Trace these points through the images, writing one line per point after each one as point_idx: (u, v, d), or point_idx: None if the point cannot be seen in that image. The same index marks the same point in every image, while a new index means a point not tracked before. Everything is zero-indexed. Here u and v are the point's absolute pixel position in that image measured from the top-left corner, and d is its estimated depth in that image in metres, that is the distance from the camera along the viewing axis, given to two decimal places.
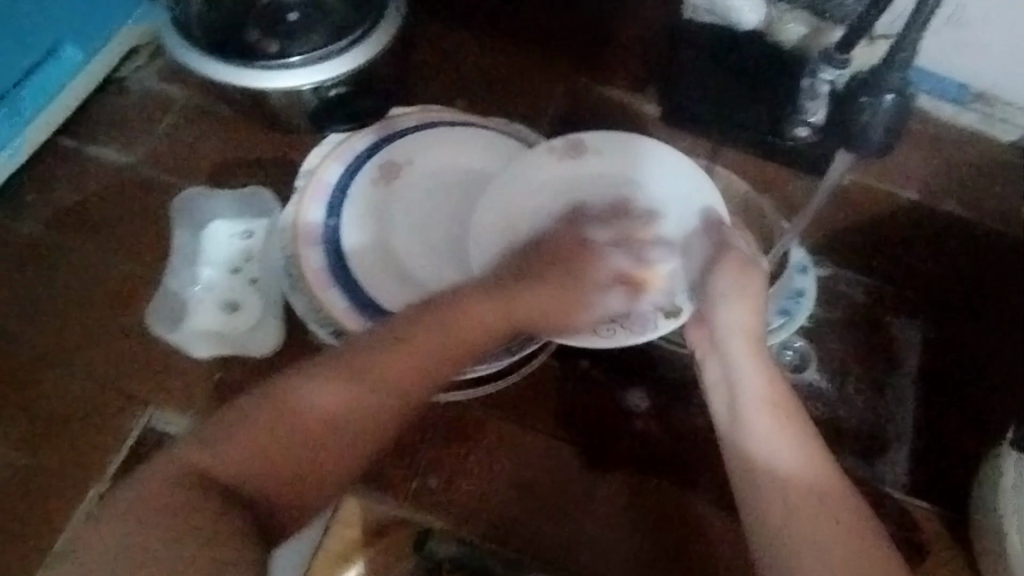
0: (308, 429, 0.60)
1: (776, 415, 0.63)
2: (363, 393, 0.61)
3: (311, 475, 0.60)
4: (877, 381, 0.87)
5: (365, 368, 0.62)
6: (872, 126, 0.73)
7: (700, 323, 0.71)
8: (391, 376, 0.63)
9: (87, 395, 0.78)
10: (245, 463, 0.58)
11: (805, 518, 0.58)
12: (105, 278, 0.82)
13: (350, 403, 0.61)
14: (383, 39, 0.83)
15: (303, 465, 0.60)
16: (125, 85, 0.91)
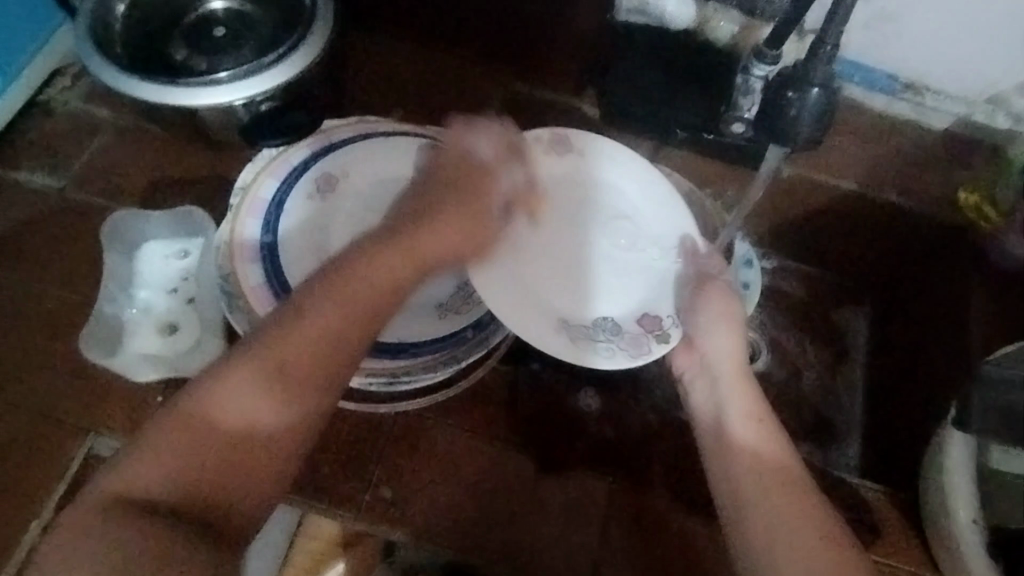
0: (209, 421, 0.56)
1: (759, 429, 0.64)
2: (276, 402, 0.57)
3: (223, 477, 0.55)
4: (826, 366, 0.89)
5: (275, 366, 0.58)
6: (800, 118, 0.80)
7: (687, 348, 0.72)
8: (293, 361, 0.58)
9: (29, 426, 0.77)
10: (161, 472, 0.54)
11: (780, 523, 0.58)
12: (42, 304, 0.81)
13: (275, 414, 0.57)
14: (314, 49, 0.80)
15: (201, 466, 0.55)
16: (52, 106, 0.91)
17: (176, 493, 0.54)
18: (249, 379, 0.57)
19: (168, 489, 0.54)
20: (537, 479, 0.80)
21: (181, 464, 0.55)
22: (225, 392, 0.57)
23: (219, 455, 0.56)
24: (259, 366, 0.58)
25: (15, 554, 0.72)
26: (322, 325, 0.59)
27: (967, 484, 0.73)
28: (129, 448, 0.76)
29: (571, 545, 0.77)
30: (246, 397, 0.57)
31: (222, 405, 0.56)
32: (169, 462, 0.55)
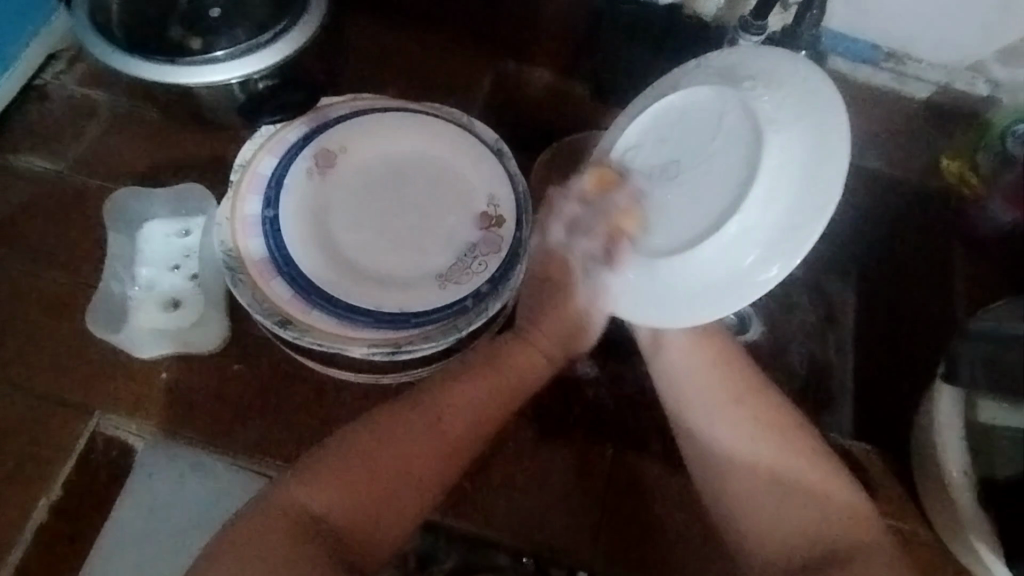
0: (383, 459, 0.62)
1: (766, 433, 0.64)
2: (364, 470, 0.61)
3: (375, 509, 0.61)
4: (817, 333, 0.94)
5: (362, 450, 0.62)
6: (787, 81, 0.86)
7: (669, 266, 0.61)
8: (461, 413, 0.65)
9: (32, 405, 0.77)
10: (331, 497, 0.60)
11: (783, 498, 0.63)
12: (43, 286, 0.82)
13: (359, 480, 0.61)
14: (308, 27, 0.82)
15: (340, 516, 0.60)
16: (48, 91, 0.92)
17: (342, 515, 0.60)
18: (412, 440, 0.63)
19: (334, 510, 0.60)
20: (538, 445, 0.82)
21: (352, 488, 0.61)
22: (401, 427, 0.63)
23: (378, 494, 0.61)
24: (429, 427, 0.63)
25: (24, 530, 0.73)
26: (481, 397, 0.66)
27: (956, 438, 0.76)
28: (136, 425, 0.77)
29: (570, 509, 0.80)
30: (415, 455, 0.62)
31: (394, 449, 0.62)
32: (346, 484, 0.61)
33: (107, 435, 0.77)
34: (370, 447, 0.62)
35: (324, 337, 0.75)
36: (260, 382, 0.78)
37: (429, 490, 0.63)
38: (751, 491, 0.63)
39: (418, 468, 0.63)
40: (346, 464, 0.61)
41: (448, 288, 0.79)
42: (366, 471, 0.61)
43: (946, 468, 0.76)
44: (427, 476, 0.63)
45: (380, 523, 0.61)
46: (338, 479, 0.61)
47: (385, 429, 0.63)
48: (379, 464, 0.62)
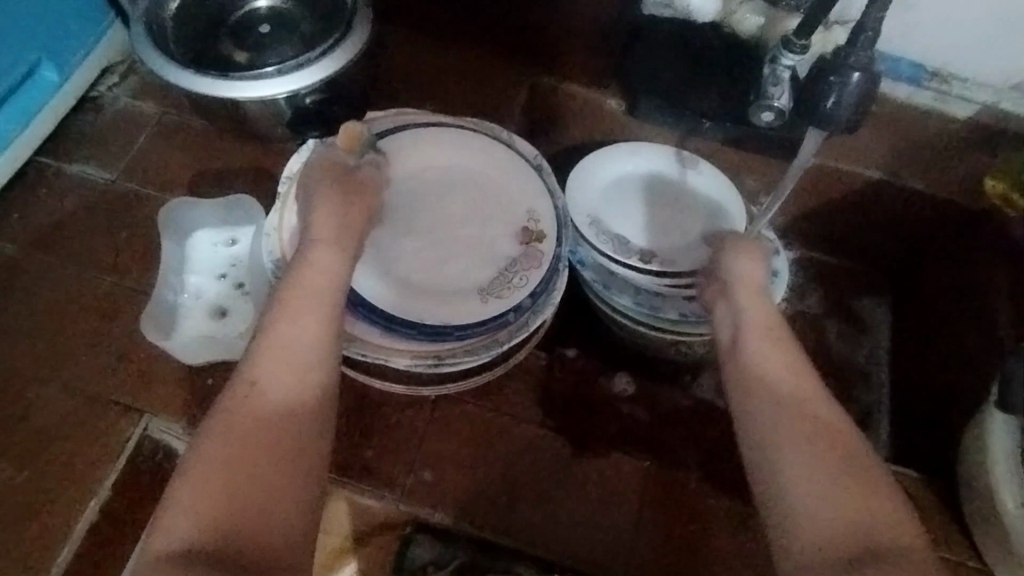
0: (240, 470, 0.55)
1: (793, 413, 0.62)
2: (223, 481, 0.54)
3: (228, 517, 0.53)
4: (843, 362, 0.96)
5: (214, 461, 0.55)
6: (838, 105, 0.81)
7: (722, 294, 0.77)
8: (273, 379, 0.61)
9: (82, 408, 0.79)
10: (185, 515, 0.52)
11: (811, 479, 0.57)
12: (95, 292, 0.84)
13: (214, 491, 0.54)
14: (356, 45, 0.83)
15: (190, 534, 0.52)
16: (102, 102, 0.95)
17: (202, 538, 0.52)
18: (250, 409, 0.59)
19: (191, 531, 0.52)
20: (574, 459, 0.82)
21: (220, 475, 0.55)
22: (241, 425, 0.58)
23: (235, 501, 0.54)
24: (255, 393, 0.60)
25: (73, 529, 0.74)
26: (296, 339, 0.63)
27: (1009, 465, 0.75)
28: (182, 428, 0.79)
29: (606, 522, 0.79)
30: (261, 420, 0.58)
31: (233, 453, 0.56)
32: (209, 505, 0.53)
33: (155, 438, 0.79)
34: (217, 444, 0.56)
35: (370, 349, 0.76)
36: None
37: (304, 446, 0.58)
38: (780, 428, 0.61)
39: (269, 432, 0.58)
40: (200, 478, 0.54)
41: (490, 302, 0.79)
42: (225, 481, 0.54)
43: (998, 494, 0.75)
44: (292, 429, 0.58)
45: (270, 507, 0.54)
46: (196, 487, 0.54)
47: (238, 415, 0.58)
48: (234, 452, 0.56)
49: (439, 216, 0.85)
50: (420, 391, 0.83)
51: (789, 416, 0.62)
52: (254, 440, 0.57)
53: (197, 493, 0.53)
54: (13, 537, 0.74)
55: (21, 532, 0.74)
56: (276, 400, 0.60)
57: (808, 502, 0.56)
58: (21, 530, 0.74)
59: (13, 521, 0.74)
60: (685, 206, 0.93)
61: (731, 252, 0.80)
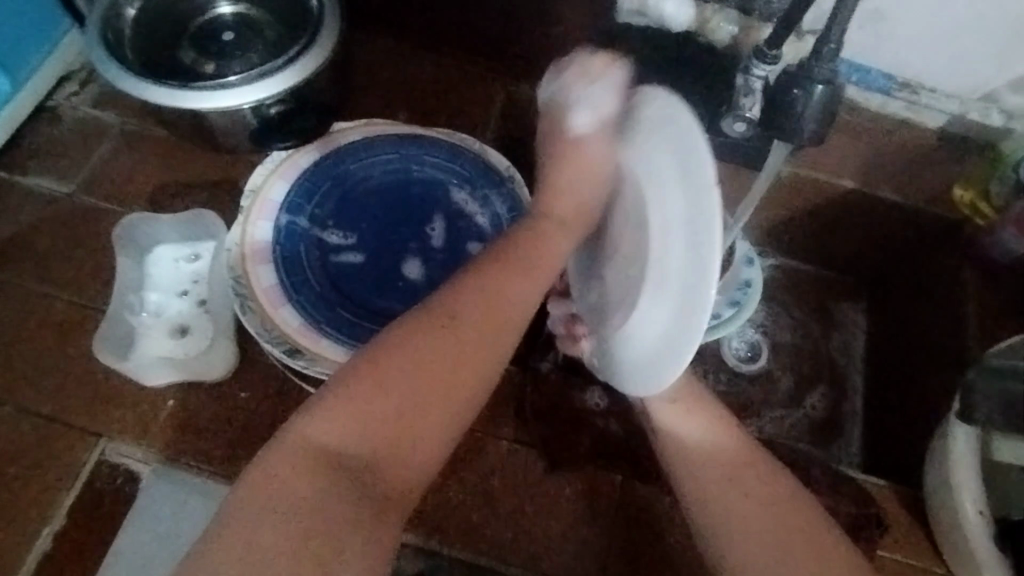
0: (394, 394, 0.59)
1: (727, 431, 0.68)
2: (374, 399, 0.58)
3: (395, 440, 0.58)
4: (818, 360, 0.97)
5: (388, 358, 0.60)
6: (805, 117, 0.78)
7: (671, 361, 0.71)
8: (467, 315, 0.63)
9: (38, 430, 0.76)
10: (342, 431, 0.58)
11: (767, 536, 0.61)
12: (50, 309, 0.81)
13: (341, 424, 0.58)
14: (322, 52, 0.81)
15: (336, 441, 0.57)
16: (60, 112, 0.92)
17: (352, 456, 0.57)
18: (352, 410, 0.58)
19: (336, 439, 0.57)
20: (547, 476, 0.80)
21: (337, 442, 0.57)
22: (416, 346, 0.60)
23: (374, 423, 0.58)
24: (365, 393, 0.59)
25: (27, 557, 0.72)
26: (509, 294, 0.64)
27: (970, 477, 0.75)
28: (141, 451, 0.76)
29: (579, 539, 0.78)
30: (390, 381, 0.59)
31: (396, 374, 0.59)
32: (355, 421, 0.58)
33: (111, 461, 0.76)
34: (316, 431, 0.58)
35: (334, 367, 0.75)
36: (271, 406, 0.78)
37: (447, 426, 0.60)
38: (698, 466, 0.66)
39: (406, 411, 0.59)
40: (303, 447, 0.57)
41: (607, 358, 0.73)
42: (376, 400, 0.59)
43: (960, 505, 0.75)
44: (416, 417, 0.59)
45: (394, 457, 0.58)
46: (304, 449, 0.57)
47: (414, 345, 0.61)
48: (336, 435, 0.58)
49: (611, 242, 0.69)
50: None
51: (739, 493, 0.64)
52: (401, 416, 0.59)
53: (348, 395, 0.58)
54: None
55: None
56: (465, 352, 0.61)
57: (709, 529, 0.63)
58: None
59: None
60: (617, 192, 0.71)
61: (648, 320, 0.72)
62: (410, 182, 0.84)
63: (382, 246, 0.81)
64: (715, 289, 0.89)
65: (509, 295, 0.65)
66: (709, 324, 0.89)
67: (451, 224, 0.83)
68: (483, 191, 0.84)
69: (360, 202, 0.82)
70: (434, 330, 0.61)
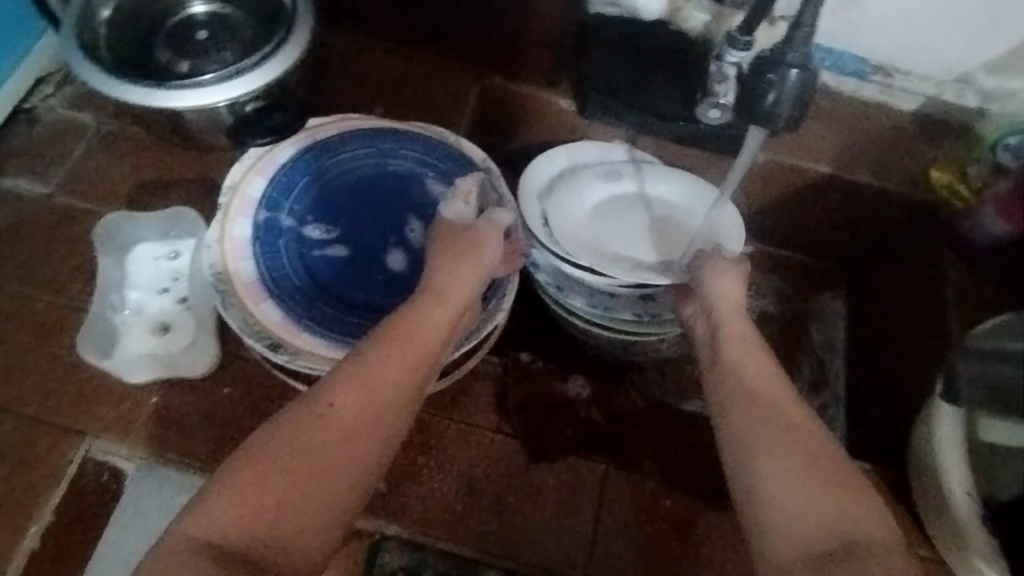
0: (301, 451, 0.57)
1: (748, 351, 0.67)
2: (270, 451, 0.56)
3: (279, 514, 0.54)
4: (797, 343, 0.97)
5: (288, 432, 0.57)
6: (779, 101, 0.79)
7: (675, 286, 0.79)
8: (367, 375, 0.61)
9: (21, 431, 0.77)
10: (236, 515, 0.54)
11: (809, 491, 0.56)
12: (31, 310, 0.82)
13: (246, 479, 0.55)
14: (296, 51, 0.81)
15: (236, 530, 0.53)
16: (38, 114, 0.92)
17: (235, 537, 0.53)
18: (284, 453, 0.56)
19: (235, 527, 0.53)
20: (531, 465, 0.81)
21: (223, 527, 0.53)
22: (321, 426, 0.58)
23: (276, 489, 0.55)
24: (286, 439, 0.57)
25: (15, 557, 0.72)
26: (393, 375, 0.62)
27: (956, 461, 0.76)
28: (126, 449, 0.77)
29: (564, 527, 0.79)
30: (312, 456, 0.57)
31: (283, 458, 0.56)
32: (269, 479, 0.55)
33: (97, 459, 0.77)
34: (247, 488, 0.55)
35: (315, 360, 0.75)
36: (255, 402, 0.78)
37: (355, 453, 0.58)
38: (756, 419, 0.61)
39: (326, 473, 0.57)
40: (234, 498, 0.54)
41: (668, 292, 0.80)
42: (272, 458, 0.56)
43: (947, 486, 0.76)
44: (331, 455, 0.57)
45: (297, 502, 0.55)
46: (232, 501, 0.54)
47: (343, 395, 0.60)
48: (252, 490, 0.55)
49: (615, 224, 0.85)
50: None
51: (780, 425, 0.60)
52: (301, 463, 0.56)
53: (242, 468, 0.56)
54: None
55: None
56: (372, 408, 0.60)
57: (766, 496, 0.57)
58: None
59: None
60: (641, 212, 0.87)
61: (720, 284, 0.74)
62: (388, 177, 0.84)
63: (363, 239, 0.82)
64: None
65: (390, 368, 0.63)
66: None
67: (430, 216, 0.83)
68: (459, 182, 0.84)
69: (338, 196, 0.83)
70: (312, 403, 0.59)
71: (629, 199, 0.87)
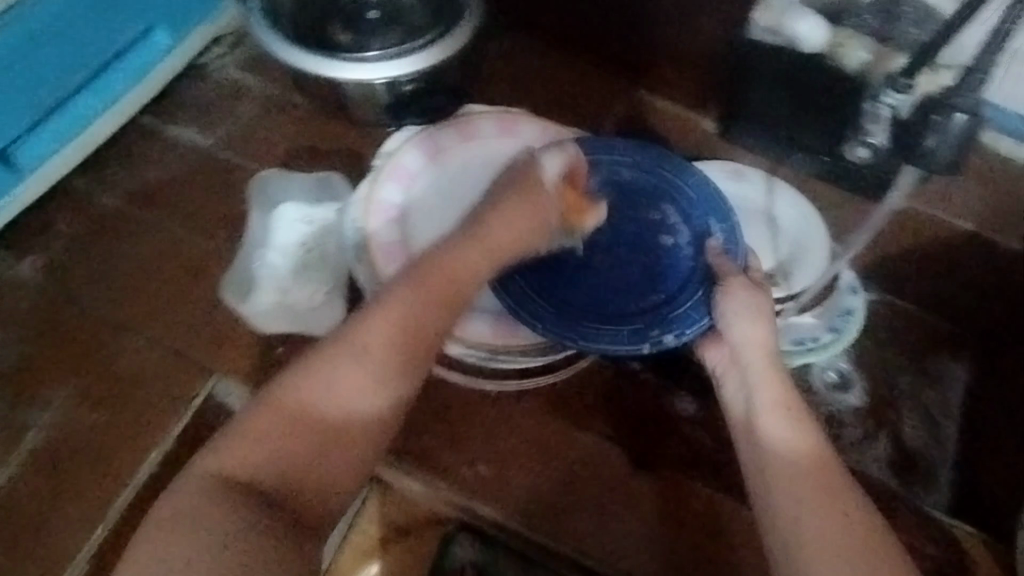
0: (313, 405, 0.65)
1: (780, 411, 0.68)
2: (286, 424, 0.64)
3: (295, 465, 0.63)
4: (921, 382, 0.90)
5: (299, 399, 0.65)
6: (938, 149, 0.81)
7: (717, 343, 0.76)
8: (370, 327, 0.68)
9: (156, 361, 0.82)
10: (258, 465, 0.63)
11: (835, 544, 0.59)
12: (181, 251, 0.87)
13: (275, 437, 0.64)
14: (456, 44, 0.85)
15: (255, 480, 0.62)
16: (208, 72, 0.98)
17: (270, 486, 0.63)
18: (293, 418, 0.64)
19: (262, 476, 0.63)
20: (629, 473, 0.81)
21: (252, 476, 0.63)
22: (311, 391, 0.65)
23: (285, 449, 0.64)
24: (304, 423, 0.64)
25: (133, 479, 0.77)
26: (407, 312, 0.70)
27: None
28: (247, 393, 0.80)
29: (653, 539, 0.78)
30: (312, 415, 0.65)
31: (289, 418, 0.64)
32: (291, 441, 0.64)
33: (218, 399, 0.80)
34: (256, 445, 0.63)
35: None
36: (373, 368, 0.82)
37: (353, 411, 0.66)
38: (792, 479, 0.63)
39: (325, 428, 0.65)
40: (249, 451, 0.63)
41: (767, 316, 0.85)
42: (288, 428, 0.64)
43: None
44: (337, 422, 0.65)
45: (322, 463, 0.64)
46: (250, 451, 0.63)
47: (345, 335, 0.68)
48: (284, 440, 0.64)
49: None
50: (480, 385, 0.84)
51: (798, 479, 0.63)
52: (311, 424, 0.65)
53: (258, 431, 0.64)
54: (80, 471, 0.78)
55: (86, 470, 0.78)
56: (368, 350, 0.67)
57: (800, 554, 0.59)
58: (87, 470, 0.78)
59: (84, 460, 0.78)
60: (755, 223, 0.90)
61: (731, 304, 0.74)
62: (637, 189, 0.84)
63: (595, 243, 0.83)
64: (814, 313, 0.86)
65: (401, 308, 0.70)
66: (805, 346, 0.85)
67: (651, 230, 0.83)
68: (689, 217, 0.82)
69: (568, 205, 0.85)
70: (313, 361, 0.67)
71: (745, 207, 0.91)
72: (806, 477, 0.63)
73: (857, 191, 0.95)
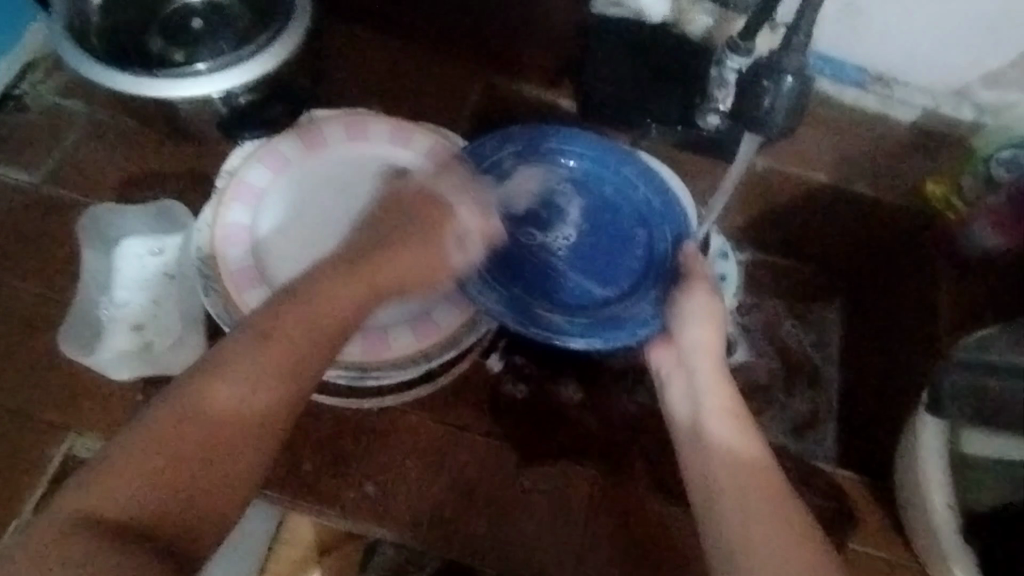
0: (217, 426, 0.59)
1: (732, 421, 0.66)
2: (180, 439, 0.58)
3: (174, 478, 0.57)
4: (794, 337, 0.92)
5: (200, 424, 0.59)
6: (772, 108, 0.77)
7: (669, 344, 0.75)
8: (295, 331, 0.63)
9: (4, 427, 0.76)
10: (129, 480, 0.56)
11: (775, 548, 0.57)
12: (17, 304, 0.80)
13: (158, 438, 0.58)
14: (292, 43, 0.80)
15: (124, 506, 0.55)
16: (25, 101, 0.90)
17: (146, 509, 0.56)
18: (187, 430, 0.58)
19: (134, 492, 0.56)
20: (520, 469, 0.80)
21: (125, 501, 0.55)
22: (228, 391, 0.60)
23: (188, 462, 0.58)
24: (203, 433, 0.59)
25: None
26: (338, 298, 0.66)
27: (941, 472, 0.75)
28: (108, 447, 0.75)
29: (551, 533, 0.78)
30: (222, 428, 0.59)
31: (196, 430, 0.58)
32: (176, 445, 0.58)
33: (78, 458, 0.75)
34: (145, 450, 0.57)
35: None
36: None
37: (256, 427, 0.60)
38: (740, 481, 0.61)
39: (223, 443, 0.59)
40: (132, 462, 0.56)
41: None
42: (180, 445, 0.58)
43: (930, 500, 0.76)
44: (249, 432, 0.60)
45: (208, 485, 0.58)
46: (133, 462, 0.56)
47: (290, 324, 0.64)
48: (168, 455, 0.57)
49: None
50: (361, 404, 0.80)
51: (737, 481, 0.62)
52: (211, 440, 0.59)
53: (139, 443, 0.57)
54: None
55: None
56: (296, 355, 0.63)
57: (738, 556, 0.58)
58: None
59: None
60: None
61: (688, 306, 0.74)
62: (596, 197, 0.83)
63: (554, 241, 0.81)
64: None
65: (341, 297, 0.67)
66: None
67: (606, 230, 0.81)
68: (644, 219, 0.82)
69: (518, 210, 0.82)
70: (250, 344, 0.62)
71: None
72: (748, 480, 0.62)
73: (716, 155, 0.95)
